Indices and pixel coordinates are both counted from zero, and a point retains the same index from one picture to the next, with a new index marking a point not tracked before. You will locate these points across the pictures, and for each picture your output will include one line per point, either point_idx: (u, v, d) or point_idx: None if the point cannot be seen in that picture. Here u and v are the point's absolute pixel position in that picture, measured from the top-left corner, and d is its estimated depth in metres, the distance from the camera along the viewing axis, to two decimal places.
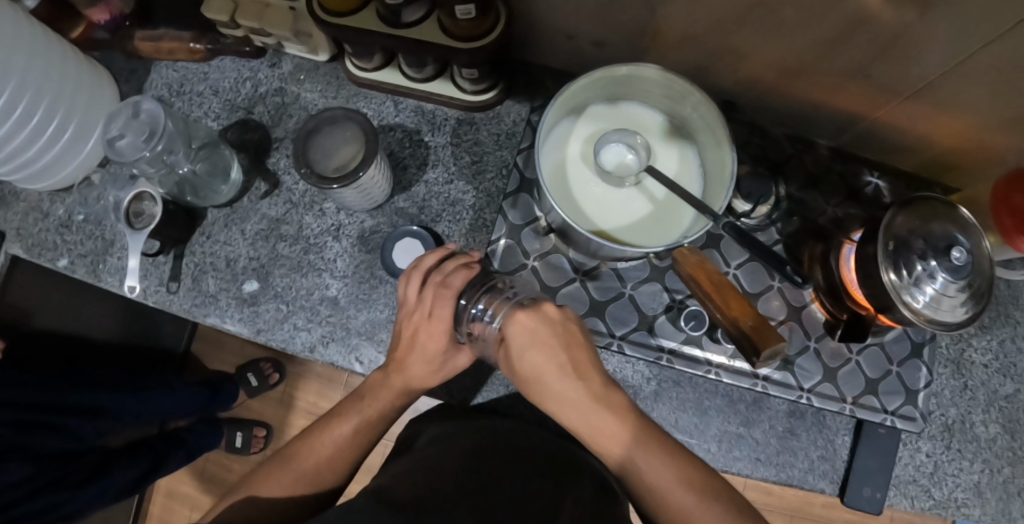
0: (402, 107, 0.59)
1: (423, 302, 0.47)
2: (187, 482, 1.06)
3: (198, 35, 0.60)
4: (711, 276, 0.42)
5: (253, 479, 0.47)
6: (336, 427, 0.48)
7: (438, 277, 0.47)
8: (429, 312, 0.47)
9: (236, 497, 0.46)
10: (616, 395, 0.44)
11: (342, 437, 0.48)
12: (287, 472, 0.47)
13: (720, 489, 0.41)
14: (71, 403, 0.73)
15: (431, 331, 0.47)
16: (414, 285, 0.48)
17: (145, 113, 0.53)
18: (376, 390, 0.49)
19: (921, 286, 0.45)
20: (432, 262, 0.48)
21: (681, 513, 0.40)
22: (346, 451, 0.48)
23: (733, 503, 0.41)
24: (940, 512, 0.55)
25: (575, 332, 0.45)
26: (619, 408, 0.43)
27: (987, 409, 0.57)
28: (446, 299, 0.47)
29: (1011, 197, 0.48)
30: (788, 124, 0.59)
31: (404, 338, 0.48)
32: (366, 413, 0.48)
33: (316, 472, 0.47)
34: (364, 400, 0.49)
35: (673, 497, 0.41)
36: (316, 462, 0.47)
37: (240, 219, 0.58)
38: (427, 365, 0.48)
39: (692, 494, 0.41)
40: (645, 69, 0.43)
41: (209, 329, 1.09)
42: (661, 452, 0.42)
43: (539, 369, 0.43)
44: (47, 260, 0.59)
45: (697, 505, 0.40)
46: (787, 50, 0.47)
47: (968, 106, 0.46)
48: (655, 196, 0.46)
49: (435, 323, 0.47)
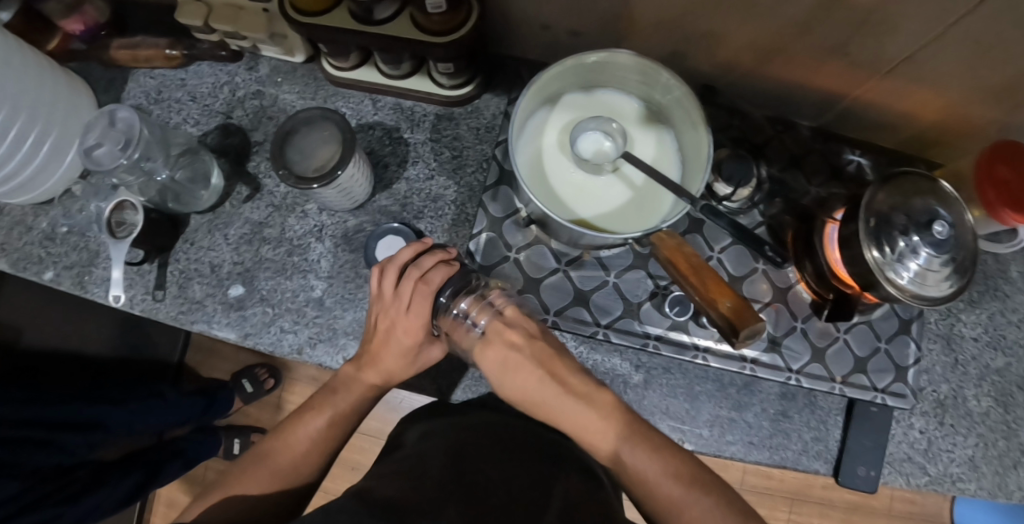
0: (381, 105, 0.59)
1: (400, 297, 0.47)
2: (188, 491, 1.06)
3: (174, 41, 0.59)
4: (689, 260, 0.42)
5: (229, 479, 0.47)
6: (311, 421, 0.48)
7: (416, 273, 0.46)
8: (407, 307, 0.46)
9: (211, 498, 0.46)
10: (601, 396, 0.45)
11: (317, 431, 0.48)
12: (263, 468, 0.47)
13: (708, 484, 0.42)
14: (64, 419, 0.73)
15: (409, 326, 0.47)
16: (389, 279, 0.47)
17: (122, 122, 0.53)
18: (349, 384, 0.49)
19: (905, 262, 0.45)
20: (409, 257, 0.47)
21: (671, 507, 0.41)
22: (321, 443, 0.48)
23: (722, 498, 0.41)
24: (936, 488, 0.55)
25: (546, 348, 0.46)
26: (604, 408, 0.44)
27: (979, 383, 0.57)
28: (424, 295, 0.46)
29: (995, 170, 0.48)
30: (769, 106, 0.59)
31: (380, 331, 0.48)
32: (339, 407, 0.49)
33: (292, 467, 0.47)
34: (338, 393, 0.49)
35: (662, 489, 0.41)
36: (293, 457, 0.47)
37: (223, 224, 0.58)
38: (402, 358, 0.48)
39: (680, 487, 0.41)
40: (615, 55, 0.43)
41: (204, 338, 1.09)
42: (649, 448, 0.43)
43: (520, 387, 0.45)
44: (33, 274, 0.59)
45: (686, 498, 0.41)
46: (762, 30, 0.46)
47: (946, 79, 0.46)
48: (634, 182, 0.46)
49: (411, 318, 0.46)
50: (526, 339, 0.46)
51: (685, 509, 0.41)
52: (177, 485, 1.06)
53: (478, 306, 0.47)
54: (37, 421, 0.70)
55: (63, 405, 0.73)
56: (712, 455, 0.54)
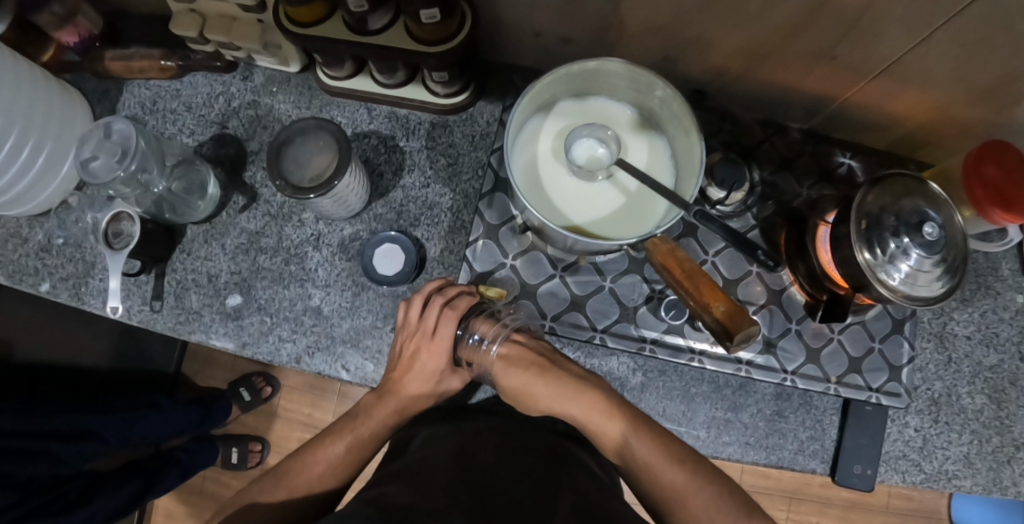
0: (376, 113, 0.59)
1: (426, 319, 0.49)
2: (186, 500, 1.06)
3: (168, 52, 0.59)
4: (682, 264, 0.43)
5: (246, 495, 0.48)
6: (331, 445, 0.50)
7: (442, 299, 0.49)
8: (431, 332, 0.49)
9: (228, 512, 0.47)
10: (596, 383, 0.49)
11: (335, 455, 0.50)
12: (280, 487, 0.48)
13: (713, 475, 0.43)
14: (57, 428, 0.72)
15: (433, 349, 0.50)
16: (416, 306, 0.50)
17: (117, 134, 0.53)
18: (369, 410, 0.51)
19: (896, 263, 0.45)
20: (433, 286, 0.51)
21: (677, 494, 0.43)
22: (339, 467, 0.50)
23: (725, 489, 0.43)
24: (931, 485, 0.56)
25: (541, 347, 0.51)
26: (603, 399, 0.47)
27: (973, 380, 0.58)
28: (450, 320, 0.49)
29: (982, 170, 0.48)
30: (759, 109, 0.60)
31: (405, 356, 0.50)
32: (359, 432, 0.51)
33: (308, 488, 0.49)
34: (359, 419, 0.51)
35: (665, 475, 0.43)
36: (309, 478, 0.49)
37: (220, 234, 0.58)
38: (425, 383, 0.51)
39: (683, 471, 0.43)
40: (607, 63, 0.43)
41: (200, 347, 1.09)
42: (654, 435, 0.45)
43: (522, 385, 0.50)
44: (29, 286, 0.59)
45: (690, 484, 0.43)
46: (752, 34, 0.47)
47: (933, 80, 0.47)
48: (628, 188, 0.47)
49: (435, 342, 0.49)
50: (530, 339, 0.52)
51: (689, 497, 0.43)
52: (175, 495, 1.06)
53: (491, 325, 0.51)
54: (29, 432, 0.69)
55: (58, 415, 0.73)
56: (710, 456, 0.54)
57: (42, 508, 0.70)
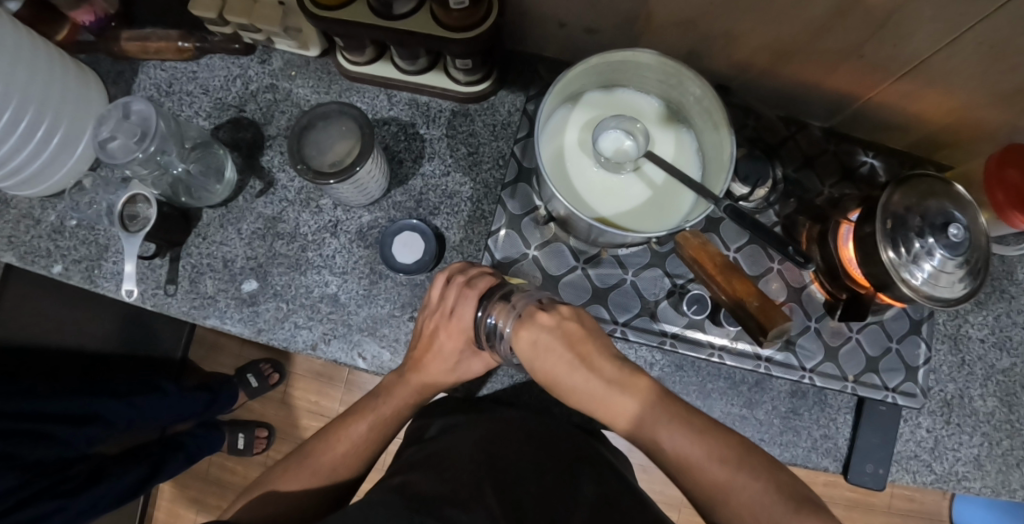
0: (396, 100, 0.59)
1: (445, 300, 0.50)
2: (191, 485, 1.06)
3: (186, 33, 0.59)
4: (713, 258, 0.44)
5: (272, 475, 0.49)
6: (355, 425, 0.50)
7: (462, 278, 0.49)
8: (450, 311, 0.50)
9: (255, 492, 0.48)
10: (634, 378, 0.46)
11: (359, 435, 0.50)
12: (304, 467, 0.49)
13: (758, 469, 0.42)
14: (63, 411, 0.71)
15: (451, 329, 0.49)
16: (438, 286, 0.51)
17: (136, 115, 0.52)
18: (390, 390, 0.51)
19: (920, 263, 0.45)
20: (456, 266, 0.51)
21: (719, 490, 0.41)
22: (363, 448, 0.50)
23: (772, 483, 0.41)
24: (941, 486, 0.56)
25: (577, 328, 0.47)
26: (638, 390, 0.45)
27: (984, 383, 0.58)
28: (469, 299, 0.49)
29: (1005, 174, 0.48)
30: (781, 106, 0.59)
31: (425, 334, 0.51)
32: (381, 411, 0.51)
33: (332, 469, 0.49)
34: (380, 399, 0.51)
35: (705, 471, 0.42)
36: (332, 459, 0.49)
37: (235, 219, 0.57)
38: (444, 364, 0.51)
39: (724, 469, 0.42)
40: (641, 54, 0.42)
41: (207, 333, 1.09)
42: (691, 430, 0.43)
43: (552, 370, 0.47)
44: (41, 267, 0.58)
45: (731, 481, 0.41)
46: (780, 31, 0.46)
47: (961, 83, 0.46)
48: (654, 182, 0.46)
49: (454, 322, 0.49)
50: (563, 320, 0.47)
51: (732, 493, 0.41)
52: (179, 480, 1.06)
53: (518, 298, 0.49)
54: (35, 413, 0.68)
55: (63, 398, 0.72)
56: None
57: (50, 490, 0.69)
